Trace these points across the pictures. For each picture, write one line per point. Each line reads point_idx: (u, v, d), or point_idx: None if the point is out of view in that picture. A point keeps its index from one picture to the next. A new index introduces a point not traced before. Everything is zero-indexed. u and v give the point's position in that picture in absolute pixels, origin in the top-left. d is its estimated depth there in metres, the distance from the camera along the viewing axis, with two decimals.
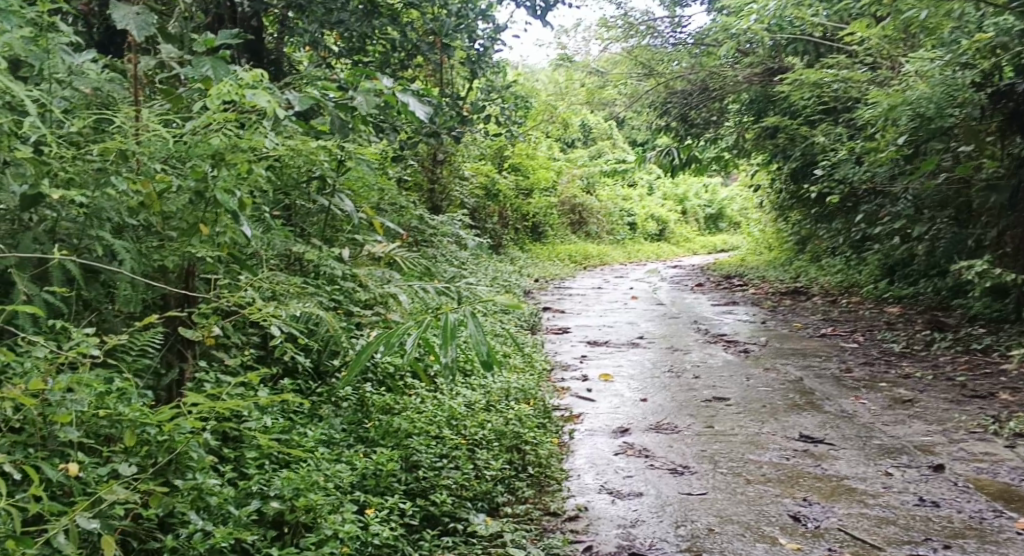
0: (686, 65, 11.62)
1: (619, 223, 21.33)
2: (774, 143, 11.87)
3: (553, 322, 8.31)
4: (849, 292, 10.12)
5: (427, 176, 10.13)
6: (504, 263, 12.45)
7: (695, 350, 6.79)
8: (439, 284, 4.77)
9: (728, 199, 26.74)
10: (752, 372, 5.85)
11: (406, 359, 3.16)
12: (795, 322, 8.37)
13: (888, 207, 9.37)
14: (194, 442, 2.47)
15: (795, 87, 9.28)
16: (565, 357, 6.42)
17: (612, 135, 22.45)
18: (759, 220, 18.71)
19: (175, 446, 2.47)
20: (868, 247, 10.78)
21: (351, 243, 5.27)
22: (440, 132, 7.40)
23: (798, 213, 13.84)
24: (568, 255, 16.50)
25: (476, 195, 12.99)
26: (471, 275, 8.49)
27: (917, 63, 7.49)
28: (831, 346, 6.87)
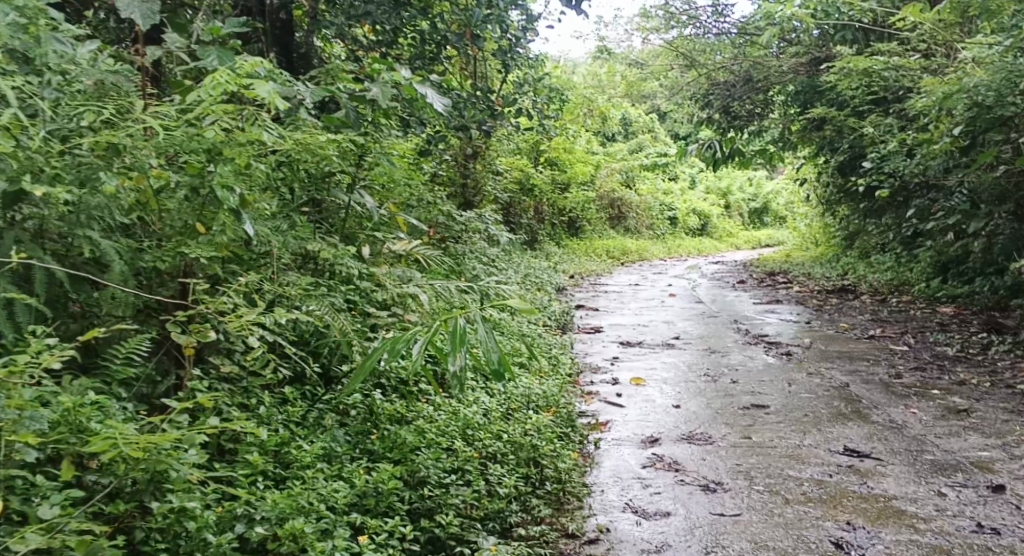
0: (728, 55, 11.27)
1: (661, 218, 20.94)
2: (821, 135, 11.45)
3: (586, 321, 8.06)
4: (899, 291, 9.69)
5: (460, 170, 9.95)
6: (539, 259, 12.23)
7: (733, 352, 6.49)
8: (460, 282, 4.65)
9: (773, 193, 26.14)
10: (793, 377, 5.54)
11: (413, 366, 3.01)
12: (841, 322, 8.02)
13: (941, 201, 8.87)
14: (176, 462, 2.37)
15: (842, 76, 8.89)
16: (596, 359, 6.17)
17: (653, 128, 22.05)
18: (805, 214, 18.21)
19: (153, 464, 2.36)
20: (919, 243, 10.33)
21: (372, 241, 5.12)
22: (469, 126, 7.20)
23: (845, 208, 13.37)
24: (607, 251, 16.21)
25: (511, 190, 12.78)
26: (502, 272, 8.29)
27: (974, 49, 7.07)
28: (878, 348, 6.52)
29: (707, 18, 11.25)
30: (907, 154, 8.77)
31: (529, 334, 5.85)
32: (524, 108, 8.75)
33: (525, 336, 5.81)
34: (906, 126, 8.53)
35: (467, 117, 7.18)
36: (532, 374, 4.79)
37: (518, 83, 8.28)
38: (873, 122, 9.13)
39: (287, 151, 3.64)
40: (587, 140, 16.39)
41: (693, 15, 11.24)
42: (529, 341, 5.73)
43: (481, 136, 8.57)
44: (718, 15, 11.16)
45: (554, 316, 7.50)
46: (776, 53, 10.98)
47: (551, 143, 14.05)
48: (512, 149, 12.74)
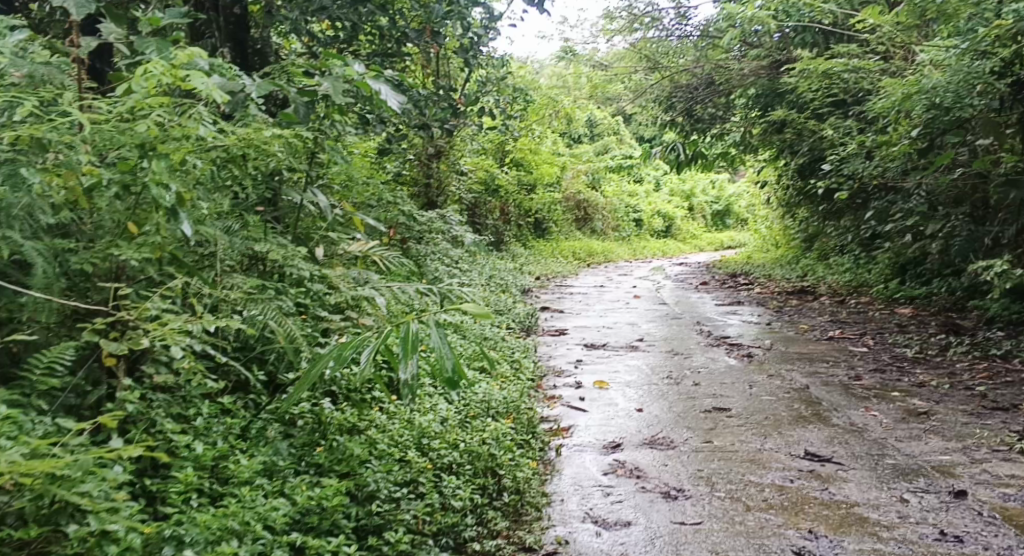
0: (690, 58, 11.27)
1: (625, 219, 20.96)
2: (782, 138, 11.50)
3: (551, 323, 7.96)
4: (858, 292, 9.75)
5: (423, 170, 9.80)
6: (504, 261, 12.12)
7: (696, 354, 6.44)
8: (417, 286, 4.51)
9: (736, 195, 26.37)
10: (755, 379, 5.49)
11: (362, 374, 2.86)
12: (802, 323, 8.03)
13: (899, 203, 8.96)
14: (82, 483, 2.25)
15: (803, 78, 8.92)
16: (560, 363, 6.06)
17: (618, 130, 22.08)
18: (767, 217, 18.33)
19: (65, 484, 2.25)
20: (878, 245, 10.41)
21: (326, 242, 4.96)
22: (430, 124, 7.07)
23: (806, 210, 13.46)
24: (572, 252, 16.16)
25: (476, 191, 12.66)
26: (465, 274, 8.17)
27: (931, 52, 7.11)
28: (838, 350, 6.52)
29: (669, 21, 11.23)
30: (866, 155, 8.82)
31: (489, 337, 5.74)
32: (486, 108, 8.63)
33: (484, 339, 5.69)
34: (865, 127, 8.58)
35: (428, 116, 7.05)
36: (491, 378, 4.67)
37: (480, 83, 8.16)
38: (834, 125, 9.18)
39: (231, 149, 3.49)
40: (552, 141, 16.33)
41: (657, 17, 11.17)
42: (489, 344, 5.62)
43: (443, 135, 8.44)
44: (682, 18, 11.17)
45: (517, 318, 7.39)
46: (738, 55, 11.01)
47: (516, 144, 13.95)
48: (476, 149, 12.62)
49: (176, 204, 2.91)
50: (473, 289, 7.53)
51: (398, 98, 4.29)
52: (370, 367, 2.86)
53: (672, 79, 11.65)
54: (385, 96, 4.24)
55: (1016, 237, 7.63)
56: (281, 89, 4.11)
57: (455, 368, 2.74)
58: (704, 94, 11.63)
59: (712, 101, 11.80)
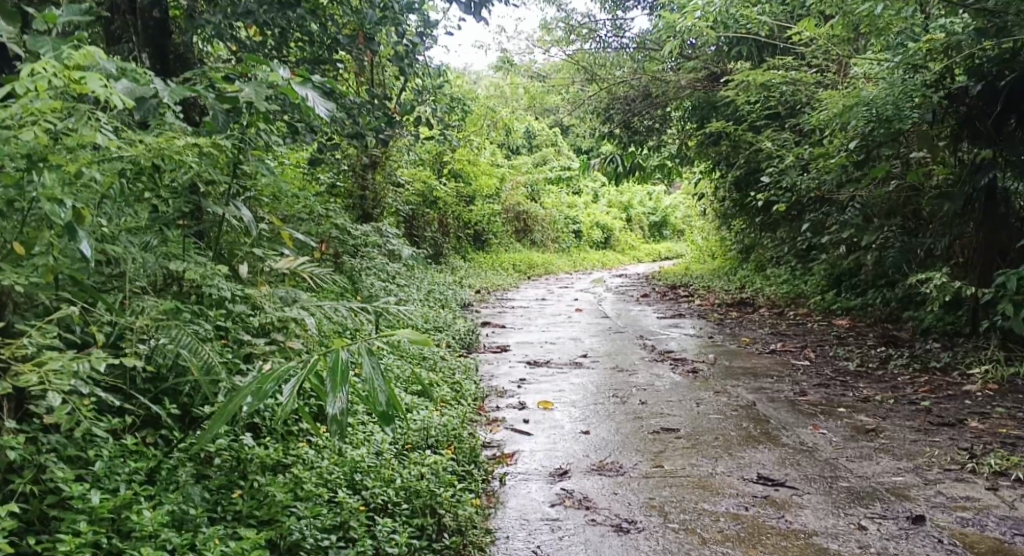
0: (627, 70, 11.23)
1: (565, 230, 20.89)
2: (718, 150, 11.52)
3: (492, 339, 7.73)
4: (795, 304, 9.79)
5: (358, 181, 9.48)
6: (442, 274, 11.86)
7: (640, 369, 6.30)
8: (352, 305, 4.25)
9: (672, 206, 26.64)
10: (700, 396, 5.36)
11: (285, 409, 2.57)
12: (743, 336, 7.98)
13: (835, 214, 9.02)
14: None
15: (740, 90, 8.90)
16: (502, 382, 5.83)
17: (556, 141, 22.04)
18: (703, 228, 18.47)
19: None
20: (814, 256, 10.50)
21: (251, 259, 4.65)
22: (365, 134, 6.78)
23: (743, 221, 13.54)
24: (513, 265, 15.98)
25: (414, 203, 12.37)
26: (403, 290, 7.89)
27: (865, 66, 7.14)
28: (781, 363, 6.46)
29: (606, 33, 11.28)
30: (802, 168, 8.85)
31: (427, 357, 5.48)
32: (422, 119, 8.36)
33: (421, 359, 5.43)
34: (802, 139, 8.61)
35: (361, 124, 6.77)
36: (430, 401, 4.42)
37: (415, 92, 7.89)
38: (771, 136, 9.18)
39: (136, 158, 3.19)
40: (491, 152, 16.13)
41: (594, 29, 11.22)
42: (426, 364, 5.37)
43: (377, 146, 8.14)
44: (619, 30, 11.24)
45: (456, 335, 7.14)
46: (675, 67, 10.97)
47: (454, 155, 13.71)
48: (414, 161, 12.33)
49: (73, 220, 2.69)
50: (410, 306, 7.25)
51: (327, 105, 4.02)
52: (294, 401, 2.57)
53: (609, 91, 11.54)
54: (312, 103, 3.97)
55: (949, 249, 7.71)
56: (198, 95, 3.83)
57: (389, 402, 2.51)
58: (640, 106, 11.48)
59: (650, 113, 11.77)
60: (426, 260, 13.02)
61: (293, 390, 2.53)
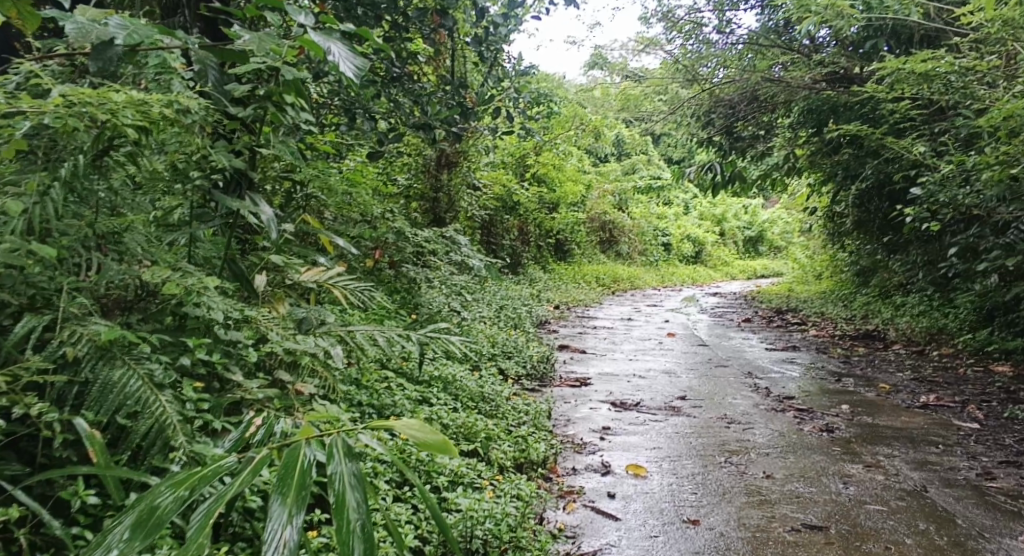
0: (733, 71, 9.90)
1: (654, 243, 19.54)
2: (837, 160, 10.06)
3: (570, 369, 6.53)
4: (936, 342, 8.29)
5: (430, 182, 8.48)
6: (520, 287, 10.78)
7: (759, 423, 5.03)
8: (392, 333, 3.49)
9: (769, 221, 24.92)
10: (846, 470, 4.09)
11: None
12: (879, 382, 6.63)
13: (991, 238, 7.54)
14: None
15: (880, 86, 7.46)
16: (581, 431, 4.66)
17: (647, 149, 20.71)
18: (807, 245, 16.84)
19: None
20: (957, 286, 9.00)
21: (268, 268, 3.63)
22: (433, 125, 5.77)
23: (862, 241, 11.98)
24: (596, 278, 14.78)
25: (492, 208, 11.32)
26: (470, 308, 6.81)
27: None
28: (938, 425, 5.13)
29: (710, 30, 9.96)
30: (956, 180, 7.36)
31: (488, 397, 4.36)
32: (500, 115, 7.28)
33: (481, 400, 4.32)
34: (956, 147, 7.15)
35: (429, 113, 5.78)
36: (484, 470, 3.32)
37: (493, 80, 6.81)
38: (914, 142, 7.72)
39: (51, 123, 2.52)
40: (578, 157, 14.93)
41: (698, 24, 9.97)
42: (492, 407, 4.28)
43: (447, 142, 7.10)
44: (724, 27, 9.84)
45: (528, 365, 6.02)
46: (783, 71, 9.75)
47: (539, 159, 12.58)
48: (493, 164, 11.25)
49: None
50: (476, 327, 6.15)
51: (359, 61, 2.92)
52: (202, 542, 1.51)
53: (713, 92, 10.21)
54: (336, 59, 2.87)
55: None
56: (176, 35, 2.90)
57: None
58: (745, 110, 10.18)
59: (755, 119, 10.39)
60: (503, 271, 11.95)
61: (211, 515, 1.51)
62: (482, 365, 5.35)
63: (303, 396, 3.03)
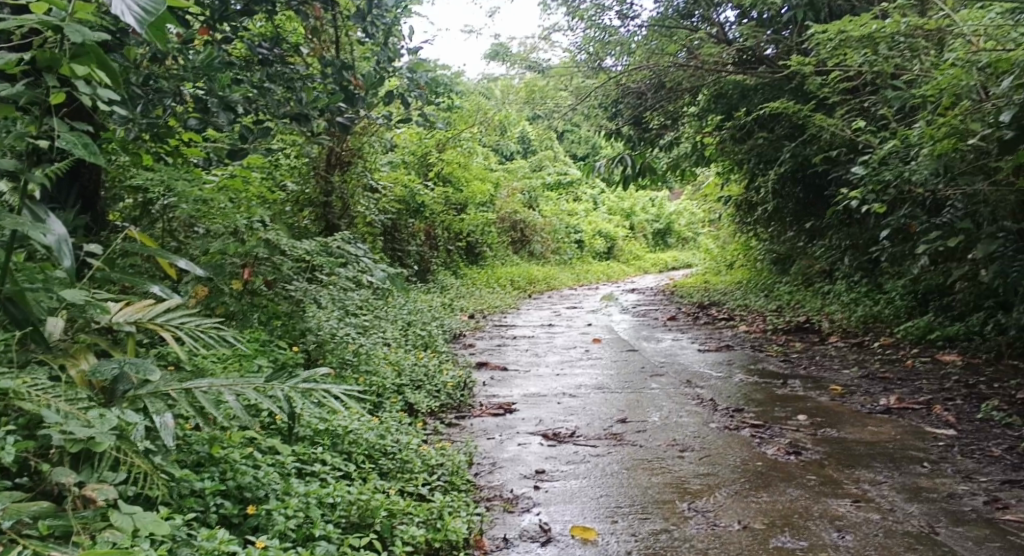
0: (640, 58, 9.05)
1: (566, 241, 18.89)
2: (752, 146, 9.52)
3: (491, 392, 5.65)
4: (874, 332, 7.79)
5: (321, 186, 7.48)
6: (429, 296, 9.87)
7: (714, 448, 4.27)
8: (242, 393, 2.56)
9: (676, 212, 24.68)
10: (834, 508, 3.37)
11: None
12: (830, 383, 6.02)
13: (926, 219, 7.07)
14: None
15: (806, 60, 6.84)
16: (510, 478, 3.78)
17: (552, 145, 20.09)
18: (717, 234, 16.46)
19: None
20: (888, 271, 8.58)
21: (64, 307, 2.59)
22: (309, 114, 4.78)
23: (779, 228, 11.54)
24: (511, 281, 14.00)
25: (395, 212, 10.33)
26: (372, 329, 5.87)
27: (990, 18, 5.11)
28: (911, 435, 4.49)
29: (611, 16, 8.92)
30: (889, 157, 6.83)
31: (392, 450, 3.44)
32: (389, 106, 6.33)
33: (383, 454, 3.40)
34: (893, 122, 6.59)
35: (303, 101, 4.79)
36: None
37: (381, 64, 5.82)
38: (843, 121, 7.14)
39: None
40: (485, 154, 14.07)
41: (600, 9, 8.89)
42: (397, 463, 3.37)
43: (331, 137, 6.11)
44: (625, 13, 8.86)
45: (441, 395, 5.11)
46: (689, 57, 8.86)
47: (442, 157, 11.63)
48: (392, 163, 10.25)
49: None
50: (377, 351, 5.19)
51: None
52: None
53: (618, 81, 9.36)
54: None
55: None
56: None
57: None
58: (653, 100, 9.41)
59: (665, 109, 9.62)
60: (411, 279, 11.01)
61: None
62: (383, 403, 4.41)
63: (96, 506, 2.15)
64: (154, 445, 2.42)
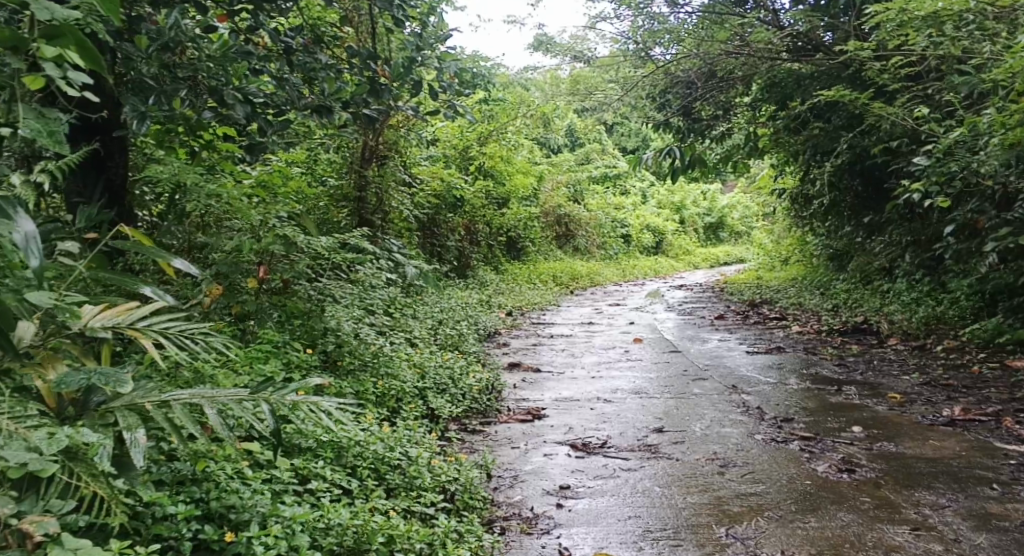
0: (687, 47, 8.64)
1: (613, 235, 18.50)
2: (806, 137, 9.05)
3: (521, 396, 5.38)
4: (936, 335, 7.30)
5: (355, 181, 7.27)
6: (467, 292, 9.63)
7: (756, 463, 3.94)
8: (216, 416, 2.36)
9: (728, 206, 24.04)
10: (890, 539, 3.02)
11: None
12: (888, 390, 5.60)
13: (996, 213, 6.56)
14: None
15: (865, 43, 6.38)
16: (532, 494, 3.51)
17: (600, 138, 19.70)
18: (769, 229, 15.91)
19: None
20: (952, 269, 8.06)
21: (38, 313, 2.42)
22: (332, 105, 4.53)
23: (834, 223, 11.02)
24: (554, 276, 13.71)
25: (433, 207, 10.11)
26: (399, 329, 5.64)
27: None
28: (978, 451, 4.09)
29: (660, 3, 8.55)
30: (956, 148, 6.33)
31: (401, 465, 3.20)
32: (419, 96, 6.07)
33: (391, 469, 3.15)
34: (960, 109, 6.12)
35: (325, 91, 4.54)
36: None
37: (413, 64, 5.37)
38: (905, 109, 6.67)
39: None
40: (529, 148, 13.78)
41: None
42: (405, 479, 3.13)
43: (358, 129, 5.89)
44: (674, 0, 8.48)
45: (466, 399, 4.86)
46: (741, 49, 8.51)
47: (483, 150, 11.36)
48: (432, 156, 10.03)
49: None
50: (400, 352, 4.96)
51: None
52: None
53: (667, 70, 8.97)
54: None
55: None
56: None
57: None
58: (703, 90, 8.97)
59: (715, 98, 9.18)
60: (451, 275, 10.79)
61: None
62: (401, 410, 4.17)
63: (35, 542, 1.98)
64: (115, 469, 2.26)
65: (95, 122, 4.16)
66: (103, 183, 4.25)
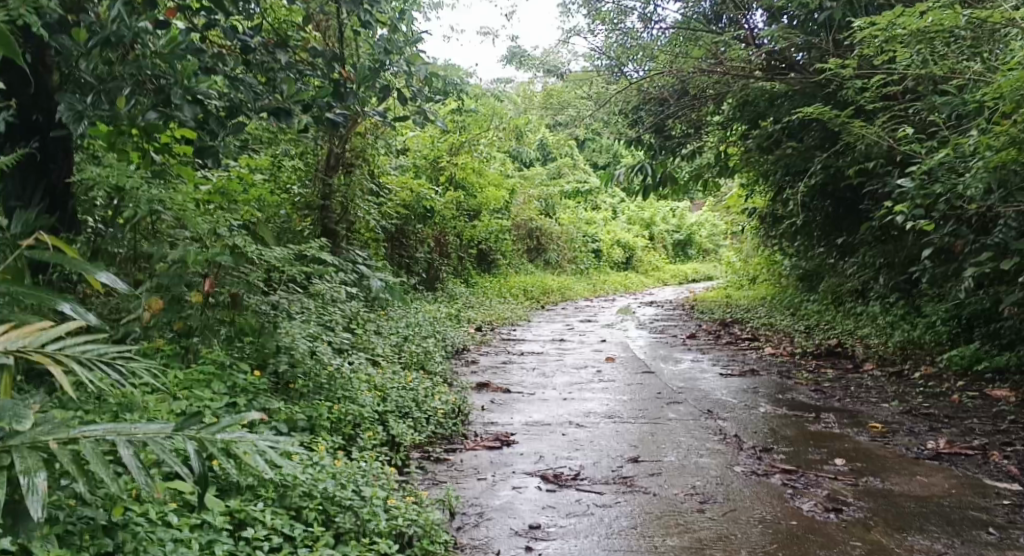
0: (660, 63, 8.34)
1: (584, 250, 18.29)
2: (779, 157, 8.86)
3: (489, 419, 5.09)
4: (913, 360, 7.14)
5: (318, 189, 6.93)
6: (435, 306, 9.31)
7: (739, 500, 3.68)
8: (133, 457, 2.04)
9: (697, 224, 24.02)
10: None
11: None
12: (868, 418, 5.39)
13: (977, 238, 6.41)
14: None
15: (847, 62, 6.18)
16: (499, 535, 3.21)
17: (572, 152, 19.51)
18: (739, 247, 15.83)
19: None
20: (928, 293, 7.92)
21: None
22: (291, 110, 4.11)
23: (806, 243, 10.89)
24: (524, 290, 13.44)
25: (400, 219, 9.79)
26: (359, 347, 5.32)
27: None
28: (969, 489, 3.87)
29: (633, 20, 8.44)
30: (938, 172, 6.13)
31: (353, 505, 2.88)
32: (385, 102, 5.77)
33: (341, 510, 2.84)
34: (943, 131, 5.95)
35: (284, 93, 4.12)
36: None
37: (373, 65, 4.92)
38: (885, 129, 6.49)
39: None
40: (501, 160, 13.50)
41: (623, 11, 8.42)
42: (357, 523, 2.81)
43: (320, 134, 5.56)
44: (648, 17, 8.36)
45: (430, 424, 4.55)
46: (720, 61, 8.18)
47: (454, 161, 11.06)
48: (401, 166, 9.71)
49: None
50: (360, 372, 4.65)
51: None
52: None
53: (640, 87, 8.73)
54: None
55: None
56: None
57: None
58: (676, 107, 8.60)
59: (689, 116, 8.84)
60: (418, 288, 10.46)
61: None
62: (357, 438, 3.85)
63: None
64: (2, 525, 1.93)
65: (35, 120, 3.73)
66: (43, 188, 3.81)
